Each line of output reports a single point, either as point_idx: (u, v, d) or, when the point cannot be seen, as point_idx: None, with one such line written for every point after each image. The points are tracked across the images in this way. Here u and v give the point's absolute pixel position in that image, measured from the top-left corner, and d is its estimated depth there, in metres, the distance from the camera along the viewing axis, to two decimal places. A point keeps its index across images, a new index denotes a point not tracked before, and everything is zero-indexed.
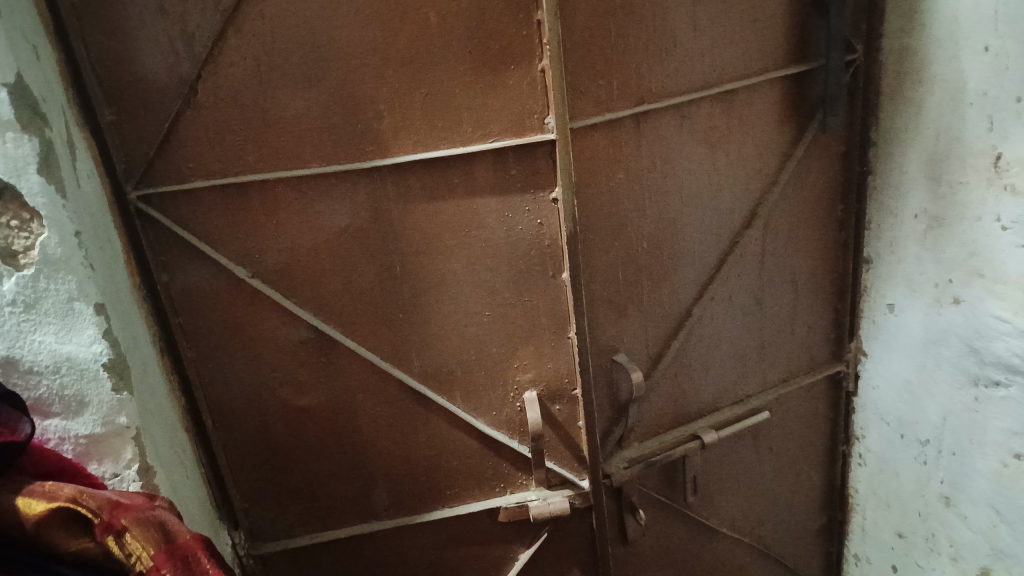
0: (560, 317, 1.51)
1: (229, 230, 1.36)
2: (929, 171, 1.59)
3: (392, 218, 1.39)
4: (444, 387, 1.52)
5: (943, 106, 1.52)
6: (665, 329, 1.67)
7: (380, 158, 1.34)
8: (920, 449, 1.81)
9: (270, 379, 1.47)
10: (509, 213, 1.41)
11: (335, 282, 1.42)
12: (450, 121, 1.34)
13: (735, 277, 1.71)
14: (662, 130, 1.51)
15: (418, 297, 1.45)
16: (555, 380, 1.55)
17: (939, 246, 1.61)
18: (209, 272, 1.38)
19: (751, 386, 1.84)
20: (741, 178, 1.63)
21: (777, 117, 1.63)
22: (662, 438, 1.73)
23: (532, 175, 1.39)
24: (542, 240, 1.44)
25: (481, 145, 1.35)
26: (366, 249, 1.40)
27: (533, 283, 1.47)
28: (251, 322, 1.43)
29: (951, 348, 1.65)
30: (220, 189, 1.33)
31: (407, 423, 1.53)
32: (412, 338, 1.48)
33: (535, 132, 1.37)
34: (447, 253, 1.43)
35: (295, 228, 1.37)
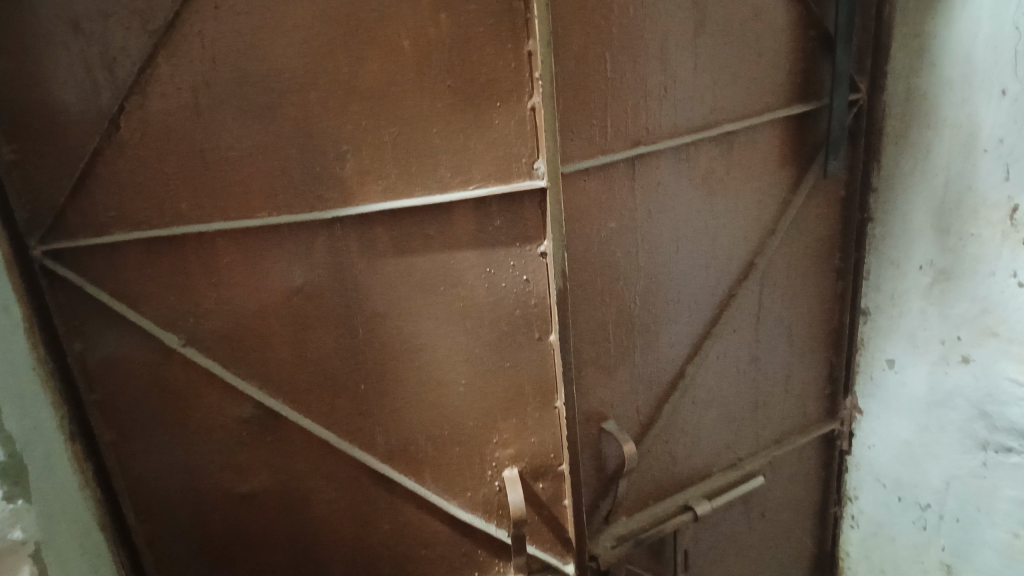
0: (545, 385, 1.31)
1: (158, 291, 1.14)
2: (936, 221, 1.48)
3: (355, 276, 1.19)
4: (411, 466, 1.31)
5: (953, 152, 1.41)
6: (658, 391, 1.51)
7: (343, 207, 1.14)
8: (918, 513, 1.69)
9: (206, 462, 1.25)
10: (491, 268, 1.22)
11: (286, 349, 1.21)
12: (426, 163, 1.14)
13: (731, 333, 1.56)
14: (659, 174, 1.36)
15: (383, 365, 1.25)
16: (539, 455, 1.36)
17: (947, 301, 1.50)
18: (134, 341, 1.17)
19: (743, 448, 1.69)
20: (738, 225, 1.49)
21: (777, 160, 1.50)
22: (652, 510, 1.56)
23: (519, 227, 1.21)
24: (528, 299, 1.25)
25: (460, 194, 1.15)
26: (323, 311, 1.20)
27: (516, 346, 1.28)
28: (185, 396, 1.21)
29: (958, 410, 1.53)
30: (146, 243, 1.12)
31: (368, 507, 1.33)
32: (376, 411, 1.27)
33: (521, 178, 1.17)
34: (418, 314, 1.23)
35: (239, 286, 1.16)
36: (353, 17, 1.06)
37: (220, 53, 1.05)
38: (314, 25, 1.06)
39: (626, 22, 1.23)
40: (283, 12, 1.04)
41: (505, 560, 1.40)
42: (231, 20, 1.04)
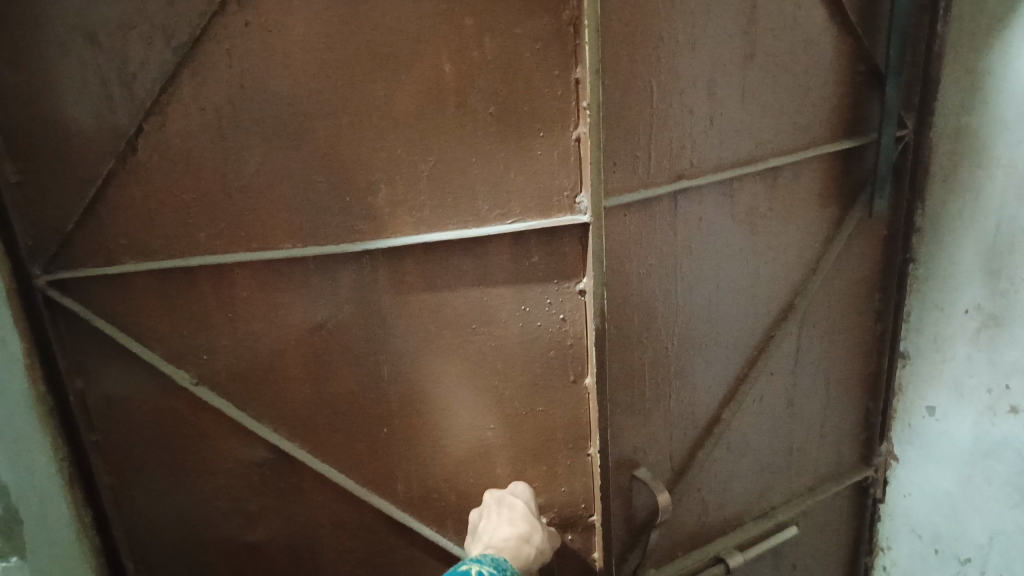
0: (579, 432, 1.21)
1: (168, 324, 1.07)
2: (986, 263, 1.41)
3: (382, 313, 1.10)
4: (433, 516, 1.23)
5: (1007, 192, 1.35)
6: (691, 437, 1.42)
7: (372, 240, 1.06)
8: (958, 569, 1.61)
9: (212, 509, 1.18)
10: (526, 306, 1.13)
11: (304, 389, 1.13)
12: (462, 194, 1.06)
13: (768, 377, 1.48)
14: (701, 209, 1.28)
15: (407, 409, 1.16)
16: (568, 506, 1.25)
17: (996, 348, 1.43)
18: (139, 377, 1.10)
19: (776, 496, 1.61)
20: (780, 264, 1.42)
21: (820, 196, 1.43)
22: (681, 562, 1.47)
23: (558, 264, 1.11)
24: (564, 339, 1.15)
25: (497, 228, 1.07)
26: (346, 350, 1.12)
27: (550, 390, 1.18)
28: (192, 437, 1.13)
29: (1006, 462, 1.46)
30: (158, 273, 1.04)
31: (386, 561, 1.24)
32: (399, 458, 1.19)
33: (563, 213, 1.08)
34: (448, 354, 1.15)
35: (257, 321, 1.08)
36: (392, 37, 0.99)
37: (249, 73, 0.98)
38: (350, 45, 0.98)
39: (675, 50, 1.17)
40: (317, 31, 0.97)
41: None
42: (261, 39, 0.97)
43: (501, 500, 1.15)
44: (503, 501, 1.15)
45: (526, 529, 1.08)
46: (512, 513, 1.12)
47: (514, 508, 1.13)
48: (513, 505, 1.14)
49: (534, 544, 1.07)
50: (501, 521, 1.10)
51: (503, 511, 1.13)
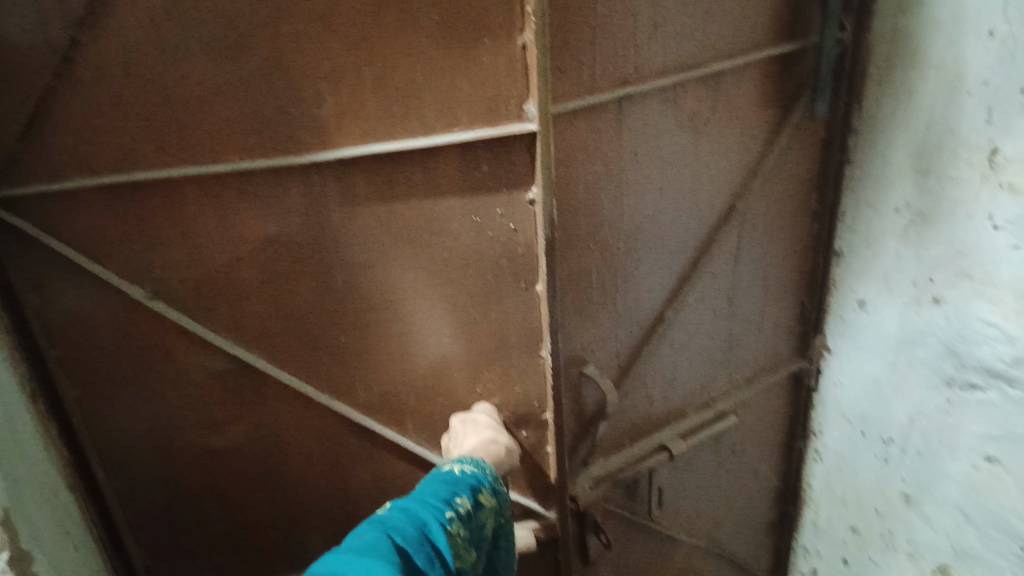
0: (531, 334, 1.28)
1: (120, 241, 1.07)
2: (917, 163, 1.48)
3: (330, 225, 1.12)
4: (393, 419, 1.30)
5: (938, 93, 1.40)
6: (637, 335, 1.50)
7: (320, 151, 1.07)
8: (882, 447, 1.76)
9: (178, 418, 1.22)
10: (478, 216, 1.17)
11: (261, 301, 1.15)
12: (409, 103, 1.07)
13: (709, 277, 1.56)
14: (646, 116, 1.31)
15: (364, 317, 1.20)
16: (522, 404, 1.34)
17: (923, 243, 1.51)
18: (96, 293, 1.11)
19: (716, 388, 1.71)
20: (722, 168, 1.46)
21: (761, 101, 1.47)
22: (628, 452, 1.58)
23: (508, 173, 1.15)
24: (515, 247, 1.20)
25: (445, 136, 1.09)
26: (300, 262, 1.14)
27: (501, 296, 1.24)
28: (155, 351, 1.16)
29: (928, 349, 1.57)
30: (106, 189, 1.04)
31: (351, 460, 1.32)
32: (358, 364, 1.24)
33: (510, 121, 1.11)
34: (399, 264, 1.18)
35: (210, 236, 1.09)
36: None
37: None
38: None
39: None
40: None
41: None
42: None
43: (465, 418, 1.26)
44: (466, 418, 1.27)
45: (494, 435, 1.21)
46: (478, 425, 1.24)
47: (478, 422, 1.25)
48: (476, 420, 1.25)
49: (503, 443, 1.20)
50: (468, 433, 1.22)
51: (468, 427, 1.24)
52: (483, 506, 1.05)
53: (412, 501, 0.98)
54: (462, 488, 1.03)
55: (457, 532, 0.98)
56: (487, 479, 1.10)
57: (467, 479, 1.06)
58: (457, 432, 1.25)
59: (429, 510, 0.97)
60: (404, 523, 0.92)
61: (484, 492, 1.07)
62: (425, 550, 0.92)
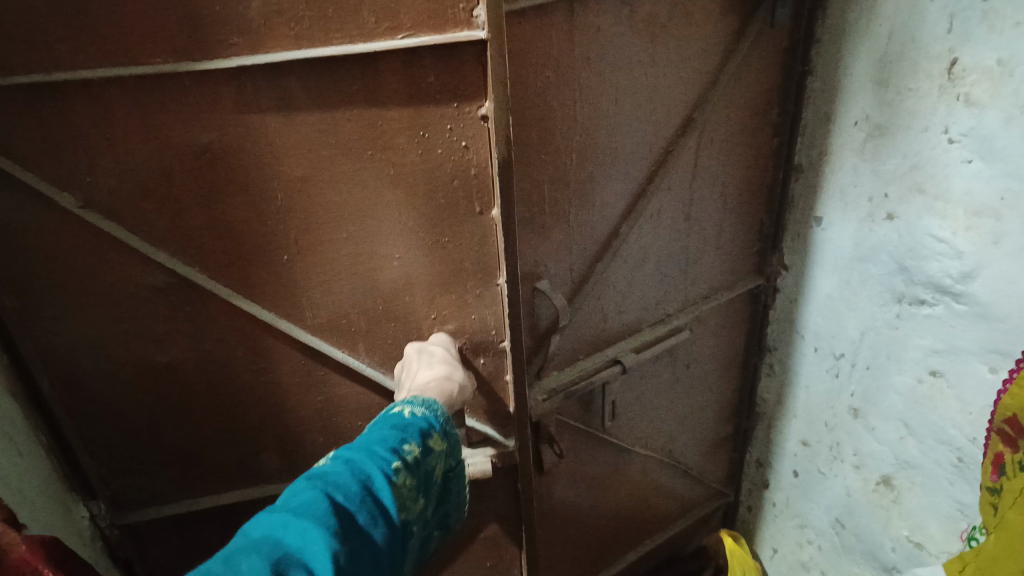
0: (486, 261, 1.27)
1: (44, 147, 1.03)
2: (877, 74, 1.46)
3: (263, 133, 1.09)
4: (344, 341, 1.30)
5: (900, 1, 1.38)
6: (592, 250, 1.50)
7: (249, 55, 1.02)
8: (833, 362, 1.80)
9: (121, 332, 1.21)
10: (424, 132, 1.14)
11: (197, 214, 1.13)
12: (344, 4, 1.02)
13: (666, 191, 1.54)
14: (599, 20, 1.27)
15: (306, 233, 1.18)
16: (479, 333, 1.35)
17: (879, 157, 1.51)
18: (24, 201, 1.07)
19: (672, 304, 1.72)
20: (680, 77, 1.43)
21: (723, 6, 1.42)
22: (582, 365, 1.60)
23: (456, 82, 1.11)
24: (468, 168, 1.18)
25: (388, 43, 1.05)
26: (235, 173, 1.11)
27: (453, 220, 1.23)
28: (91, 263, 1.14)
29: (880, 265, 1.58)
30: (25, 90, 0.99)
31: (298, 378, 1.33)
32: (302, 280, 1.22)
33: (459, 28, 1.06)
34: (339, 183, 1.15)
35: (139, 143, 1.06)
36: None
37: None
38: None
39: None
40: None
41: None
42: None
43: (422, 349, 1.27)
44: (423, 351, 1.26)
45: (449, 372, 1.20)
46: (433, 357, 1.24)
47: (434, 354, 1.25)
48: (433, 353, 1.25)
49: (456, 380, 1.19)
50: (424, 366, 1.22)
51: (424, 359, 1.24)
52: (433, 450, 1.03)
53: (357, 452, 0.96)
54: (411, 434, 1.01)
55: (405, 482, 0.95)
56: (437, 421, 1.08)
57: (416, 423, 1.04)
58: (413, 363, 1.25)
59: (374, 461, 0.93)
60: (345, 478, 0.89)
61: (433, 437, 1.05)
62: (368, 507, 0.88)
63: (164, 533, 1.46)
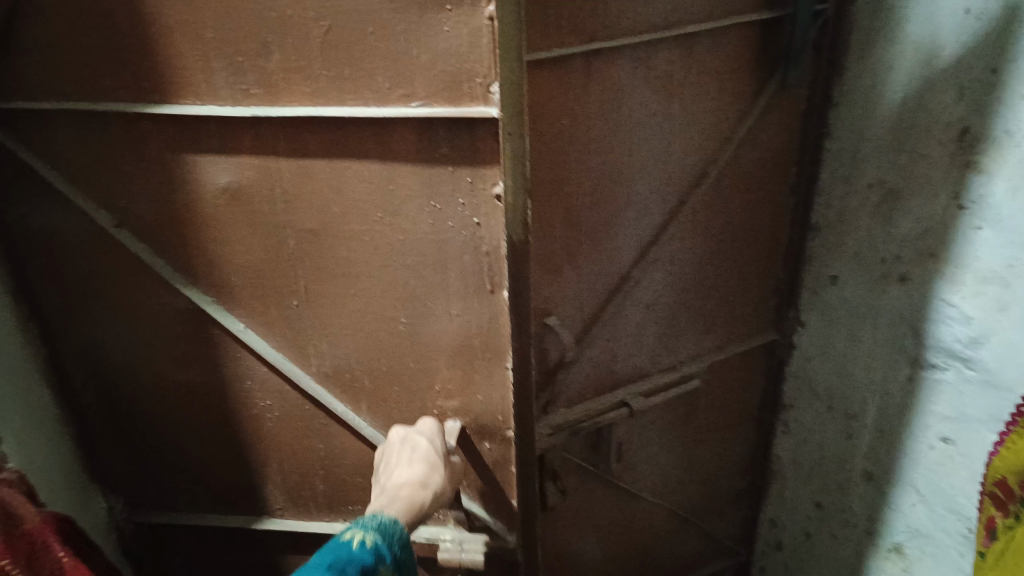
0: (495, 344, 1.20)
1: (92, 169, 1.17)
2: (891, 139, 1.50)
3: (278, 179, 1.13)
4: (347, 397, 1.31)
5: (913, 69, 1.43)
6: (602, 293, 1.54)
7: (269, 105, 1.07)
8: (846, 423, 1.79)
9: (144, 346, 1.32)
10: (436, 203, 1.10)
11: (217, 248, 1.20)
12: (363, 67, 1.02)
13: (679, 240, 1.59)
14: (614, 73, 1.34)
15: (315, 280, 1.21)
16: (485, 416, 1.27)
17: (892, 220, 1.54)
18: (72, 216, 1.22)
19: (684, 352, 1.75)
20: (694, 133, 1.49)
21: (740, 67, 1.49)
22: (589, 404, 1.63)
23: (470, 155, 1.07)
24: (479, 245, 1.12)
25: (400, 110, 1.04)
26: (250, 213, 1.16)
27: (463, 294, 1.17)
28: (124, 279, 1.26)
29: (891, 326, 1.59)
30: (77, 118, 1.14)
31: (302, 422, 1.35)
32: (308, 324, 1.25)
33: (474, 102, 1.02)
34: (346, 241, 1.16)
35: (168, 177, 1.16)
36: None
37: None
38: None
39: None
40: None
41: (446, 508, 1.39)
42: None
43: (408, 438, 1.22)
44: (408, 441, 1.21)
45: (427, 474, 1.13)
46: (415, 452, 1.18)
47: (417, 447, 1.19)
48: (417, 446, 1.19)
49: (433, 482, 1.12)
50: (403, 464, 1.16)
51: (406, 453, 1.18)
52: None
53: None
54: None
55: None
56: (389, 551, 0.98)
57: (360, 557, 0.93)
58: (396, 455, 1.19)
59: None
60: None
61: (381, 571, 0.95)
62: None
63: (174, 539, 1.54)
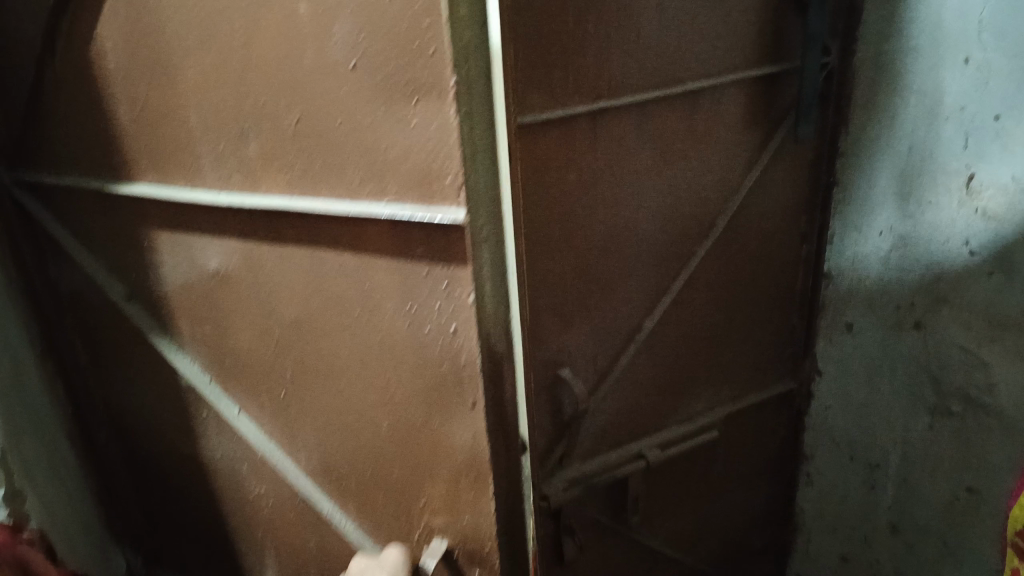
0: (476, 462, 0.95)
1: (105, 245, 1.23)
2: (899, 188, 1.51)
3: (256, 261, 1.02)
4: (333, 495, 1.14)
5: (918, 119, 1.44)
6: (615, 345, 1.55)
7: (247, 192, 0.97)
8: (868, 473, 1.76)
9: (152, 415, 1.35)
10: (412, 303, 0.91)
11: (206, 329, 1.16)
12: (329, 162, 0.87)
13: (691, 291, 1.61)
14: (622, 130, 1.38)
15: (295, 366, 1.07)
16: (471, 542, 1.02)
17: (903, 267, 1.54)
18: (91, 286, 1.29)
19: (699, 403, 1.75)
20: (702, 185, 1.52)
21: (746, 120, 1.52)
22: (604, 457, 1.62)
23: (444, 254, 0.86)
24: (455, 353, 0.90)
25: (368, 207, 0.86)
26: (239, 292, 1.07)
27: (443, 402, 0.95)
28: (132, 350, 1.30)
29: (908, 373, 1.59)
30: (89, 195, 1.20)
31: (292, 514, 1.23)
32: (290, 414, 1.12)
33: (446, 203, 0.82)
34: (320, 329, 1.01)
35: (165, 253, 1.14)
36: None
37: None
38: None
39: None
40: None
41: None
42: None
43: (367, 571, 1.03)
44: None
45: None
46: None
47: None
48: None
49: None
50: None
51: None
52: None
53: None
54: None
55: None
56: None
57: None
58: None
59: None
60: None
61: None
62: None
63: None
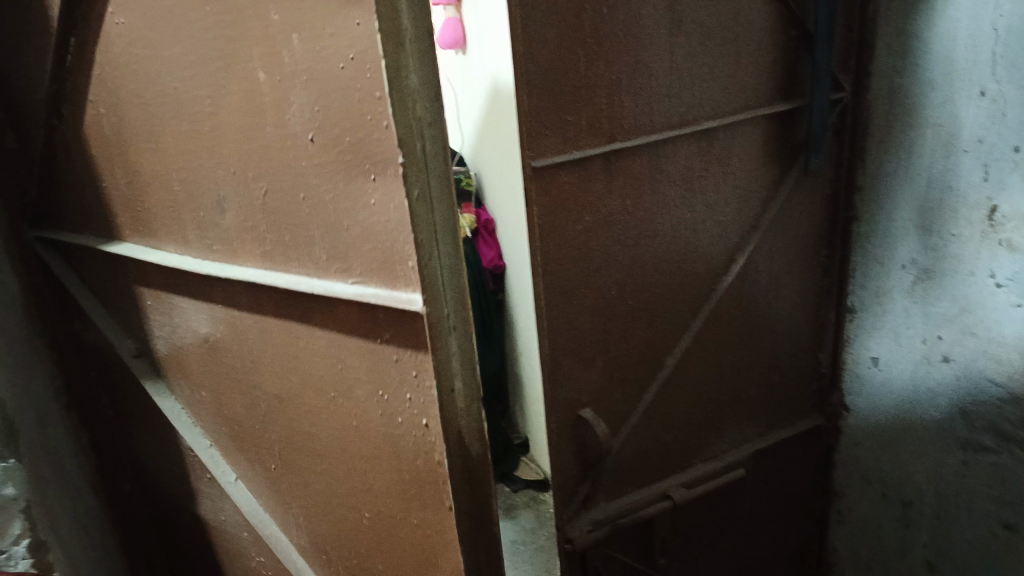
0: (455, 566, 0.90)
1: (122, 305, 1.27)
2: (920, 220, 1.50)
3: (242, 340, 1.04)
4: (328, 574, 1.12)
5: (935, 151, 1.44)
6: (637, 385, 1.54)
7: (227, 262, 0.99)
8: (902, 509, 1.72)
9: (170, 471, 1.37)
10: (385, 393, 0.88)
11: (210, 393, 1.18)
12: (297, 237, 0.87)
13: (712, 328, 1.60)
14: (635, 171, 1.39)
15: (287, 444, 1.06)
16: None
17: (929, 300, 1.52)
18: (111, 345, 1.33)
19: (726, 441, 1.73)
20: (720, 222, 1.52)
21: (764, 155, 1.53)
22: (628, 497, 1.60)
23: (407, 341, 0.82)
24: (429, 453, 0.86)
25: (332, 286, 0.85)
26: (227, 367, 1.10)
27: (420, 501, 0.91)
28: (147, 408, 1.33)
29: (938, 408, 1.55)
30: (104, 257, 1.24)
31: None
32: (287, 487, 1.10)
33: (406, 288, 0.79)
34: (306, 416, 1.00)
35: (168, 318, 1.18)
36: None
37: (126, 65, 1.00)
38: None
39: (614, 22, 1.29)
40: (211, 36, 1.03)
41: None
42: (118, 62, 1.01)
43: None
44: None
45: None
46: None
47: None
48: None
49: None
50: None
51: None
52: None
53: None
54: None
55: None
56: None
57: None
58: None
59: None
60: None
61: None
62: None
63: None
